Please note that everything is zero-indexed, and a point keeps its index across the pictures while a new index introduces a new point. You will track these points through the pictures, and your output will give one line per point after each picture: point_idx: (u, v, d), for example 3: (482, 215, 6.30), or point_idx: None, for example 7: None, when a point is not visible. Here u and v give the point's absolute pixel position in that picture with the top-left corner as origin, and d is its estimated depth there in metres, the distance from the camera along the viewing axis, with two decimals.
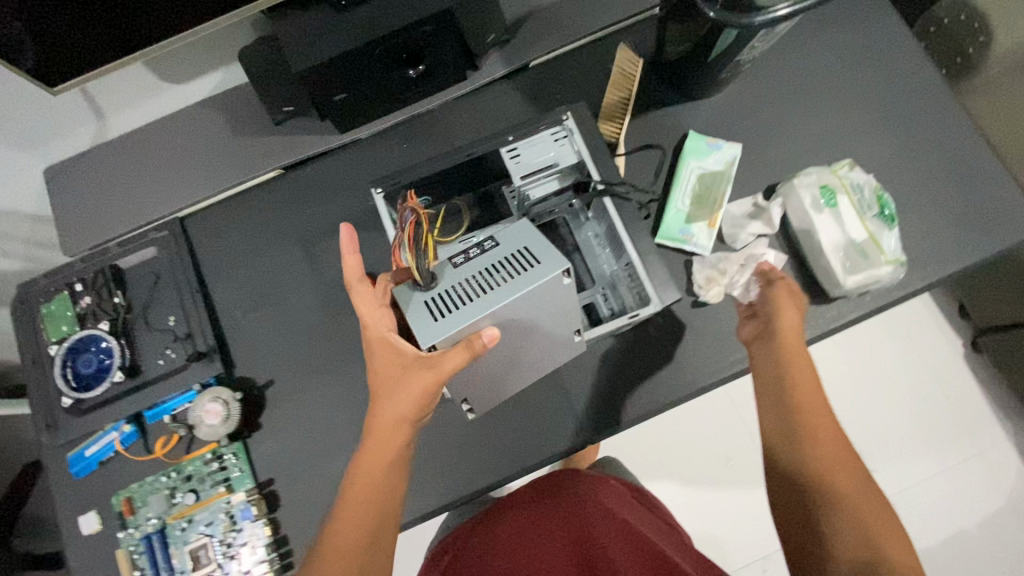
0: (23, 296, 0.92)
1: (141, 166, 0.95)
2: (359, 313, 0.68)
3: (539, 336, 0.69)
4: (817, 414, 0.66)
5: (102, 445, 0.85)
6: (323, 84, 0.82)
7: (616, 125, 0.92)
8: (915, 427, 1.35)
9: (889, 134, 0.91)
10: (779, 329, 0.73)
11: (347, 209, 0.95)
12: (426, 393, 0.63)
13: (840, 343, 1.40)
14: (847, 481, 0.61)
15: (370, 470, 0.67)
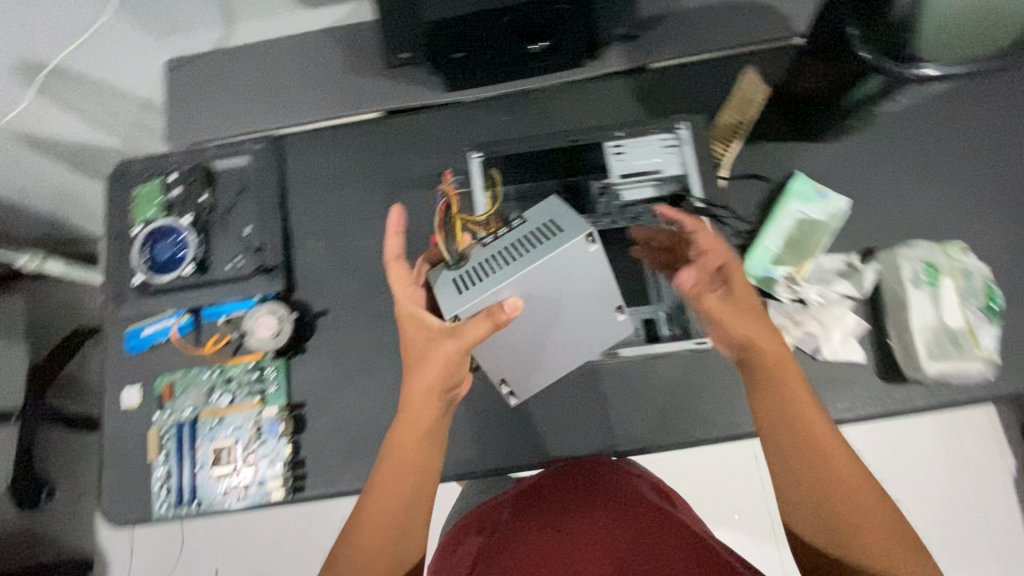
0: (121, 173, 0.97)
1: (255, 79, 0.98)
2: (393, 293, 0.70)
3: (581, 326, 0.68)
4: (814, 453, 0.60)
5: (159, 328, 0.90)
6: (446, 38, 0.82)
7: (726, 146, 0.88)
8: (943, 536, 1.27)
9: (1012, 227, 0.85)
10: (769, 355, 0.64)
11: (435, 166, 0.96)
12: (449, 361, 0.63)
13: (885, 429, 1.33)
14: (861, 526, 0.57)
15: (403, 445, 0.66)
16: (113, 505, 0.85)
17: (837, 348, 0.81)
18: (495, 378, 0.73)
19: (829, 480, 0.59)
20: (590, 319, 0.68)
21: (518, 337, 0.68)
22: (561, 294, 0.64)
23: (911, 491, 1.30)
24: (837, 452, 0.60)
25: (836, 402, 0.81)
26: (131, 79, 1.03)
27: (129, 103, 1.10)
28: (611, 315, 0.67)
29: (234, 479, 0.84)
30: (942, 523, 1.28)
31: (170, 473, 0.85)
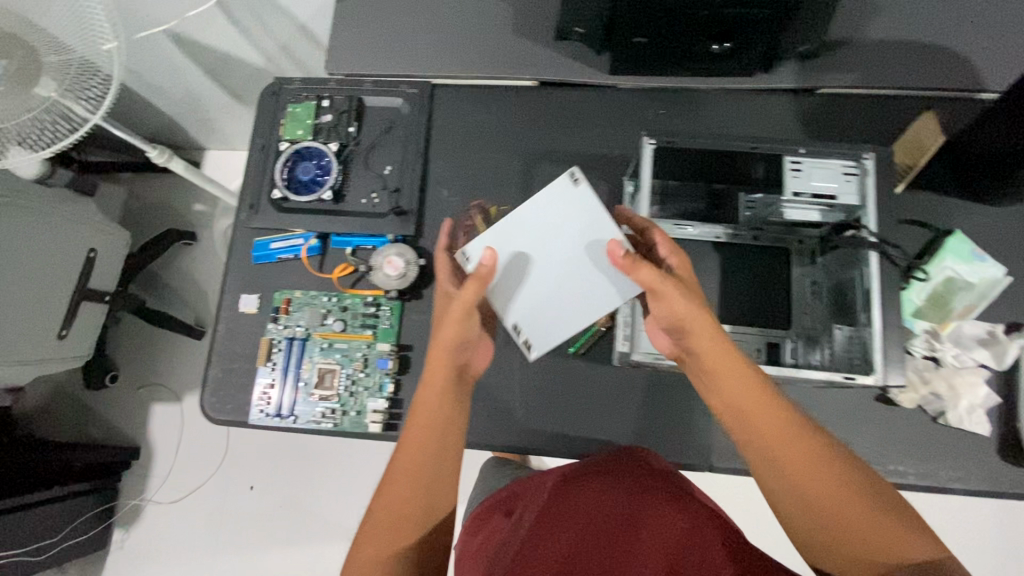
0: (276, 89, 0.99)
1: (419, 21, 0.98)
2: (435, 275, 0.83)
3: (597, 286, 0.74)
4: (781, 460, 0.59)
5: (288, 245, 0.93)
6: (635, 21, 0.81)
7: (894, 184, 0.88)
8: None
9: None
10: (704, 345, 0.63)
11: (580, 146, 0.95)
12: (463, 315, 0.70)
13: (946, 507, 1.29)
14: (847, 532, 0.56)
15: (430, 393, 0.69)
16: (213, 402, 0.88)
17: (963, 416, 0.78)
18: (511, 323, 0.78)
19: (805, 487, 0.57)
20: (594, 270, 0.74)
21: (552, 286, 0.75)
22: (533, 228, 0.75)
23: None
24: (797, 459, 0.58)
25: (946, 469, 0.79)
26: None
27: (286, 22, 1.12)
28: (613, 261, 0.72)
29: (333, 403, 0.86)
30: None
31: (273, 384, 0.88)
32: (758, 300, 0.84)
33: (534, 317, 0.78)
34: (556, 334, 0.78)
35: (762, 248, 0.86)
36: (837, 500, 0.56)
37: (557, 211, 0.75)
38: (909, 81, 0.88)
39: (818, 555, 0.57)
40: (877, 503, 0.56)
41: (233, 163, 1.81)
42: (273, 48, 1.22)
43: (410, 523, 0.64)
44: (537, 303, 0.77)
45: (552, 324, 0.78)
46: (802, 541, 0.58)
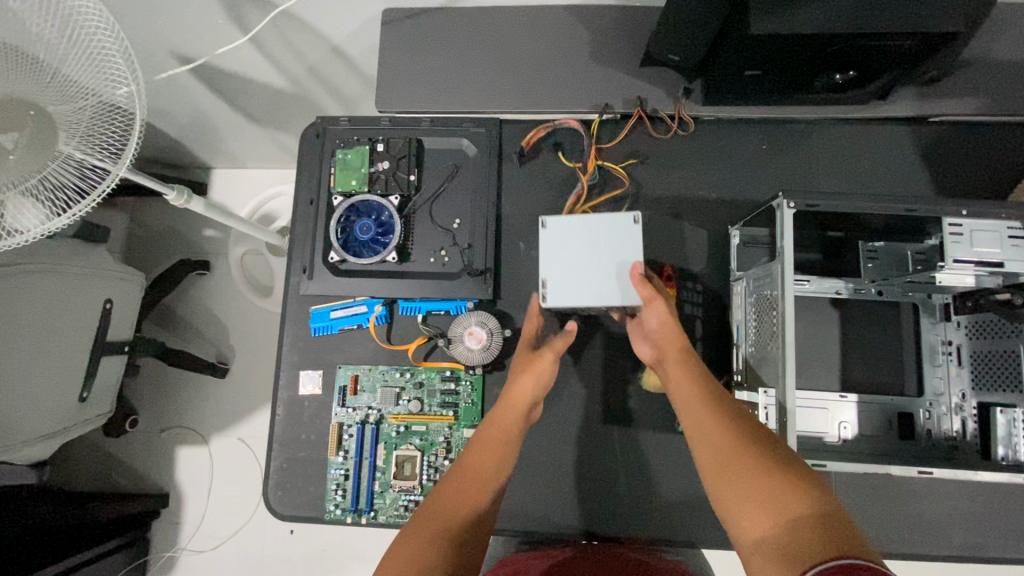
0: (322, 132, 0.87)
1: (479, 49, 0.86)
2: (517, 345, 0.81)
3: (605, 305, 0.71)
4: (707, 421, 0.61)
5: (350, 314, 0.82)
6: (751, 53, 0.71)
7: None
8: None
9: None
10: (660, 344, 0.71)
11: (671, 188, 0.85)
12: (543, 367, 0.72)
13: None
14: (749, 485, 0.54)
15: (523, 386, 0.72)
16: (280, 496, 0.79)
17: None
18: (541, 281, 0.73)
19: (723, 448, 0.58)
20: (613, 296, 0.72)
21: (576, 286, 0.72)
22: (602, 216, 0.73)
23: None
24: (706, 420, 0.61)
25: None
26: (334, 22, 0.90)
27: (319, 47, 0.98)
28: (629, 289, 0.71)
29: (416, 495, 0.77)
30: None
31: (347, 475, 0.79)
32: (882, 364, 0.77)
33: (558, 283, 0.71)
34: (570, 304, 0.71)
35: (886, 305, 0.77)
36: (727, 452, 0.57)
37: (608, 228, 0.73)
38: None
39: (737, 520, 0.54)
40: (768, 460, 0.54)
41: (243, 183, 1.67)
42: (299, 72, 1.08)
43: (460, 514, 0.61)
44: (566, 267, 0.72)
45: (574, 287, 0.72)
46: (728, 509, 0.55)
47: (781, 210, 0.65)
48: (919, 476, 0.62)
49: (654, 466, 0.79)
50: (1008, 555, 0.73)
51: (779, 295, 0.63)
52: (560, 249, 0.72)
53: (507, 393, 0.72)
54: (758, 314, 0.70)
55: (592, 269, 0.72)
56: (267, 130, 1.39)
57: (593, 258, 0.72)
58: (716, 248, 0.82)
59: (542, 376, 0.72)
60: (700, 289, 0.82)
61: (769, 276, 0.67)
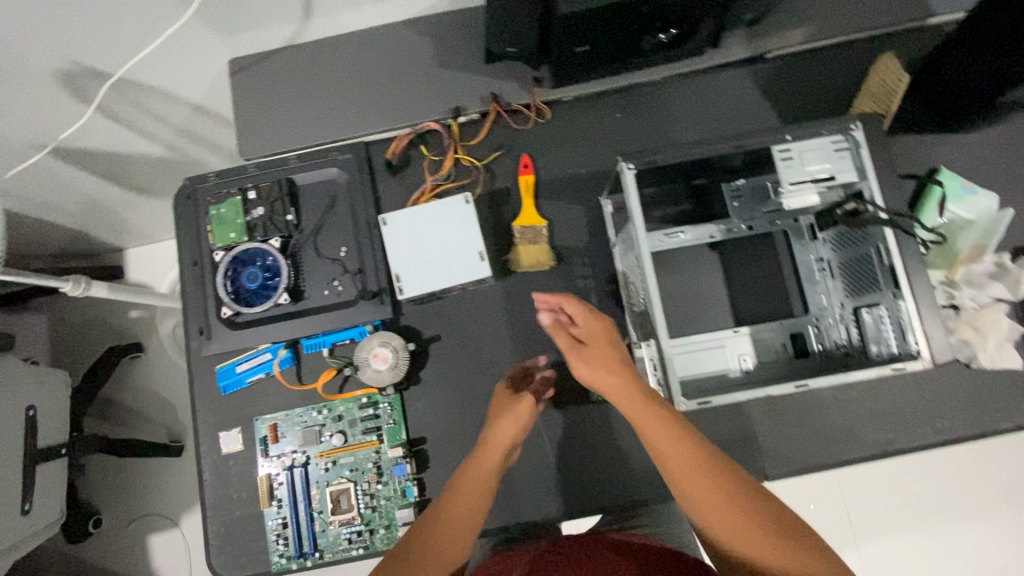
0: (192, 193, 0.86)
1: (332, 79, 0.88)
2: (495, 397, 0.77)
3: (451, 281, 0.76)
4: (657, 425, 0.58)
5: (255, 364, 0.82)
6: (573, 32, 0.73)
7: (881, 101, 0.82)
8: None
9: None
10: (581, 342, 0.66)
11: (545, 171, 0.87)
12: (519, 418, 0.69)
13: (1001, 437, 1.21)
14: (712, 500, 0.54)
15: (504, 431, 0.68)
16: (224, 560, 0.78)
17: (994, 355, 0.77)
18: (394, 272, 0.76)
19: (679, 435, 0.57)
20: (459, 271, 0.76)
21: (427, 273, 0.76)
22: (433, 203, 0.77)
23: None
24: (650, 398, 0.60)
25: (990, 413, 0.78)
26: (184, 82, 0.91)
27: (180, 108, 0.99)
28: (474, 262, 0.76)
29: (357, 525, 0.78)
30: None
31: (285, 523, 0.78)
32: (767, 293, 0.80)
33: (410, 272, 0.76)
34: (425, 287, 0.75)
35: (760, 238, 0.81)
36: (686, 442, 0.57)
37: (442, 209, 0.77)
38: (861, 25, 0.83)
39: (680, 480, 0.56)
40: (738, 486, 0.54)
41: (159, 258, 1.63)
42: (171, 136, 1.08)
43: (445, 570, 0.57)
44: (413, 259, 0.76)
45: (423, 274, 0.76)
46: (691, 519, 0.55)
47: (626, 174, 0.68)
48: (800, 390, 0.68)
49: (582, 440, 0.81)
50: (919, 442, 0.77)
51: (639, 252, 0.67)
52: (406, 240, 0.76)
53: (484, 436, 0.69)
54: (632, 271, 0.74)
55: (438, 249, 0.76)
56: (164, 200, 1.37)
57: (437, 244, 0.76)
58: (596, 219, 0.85)
59: (523, 420, 0.69)
60: (588, 261, 0.84)
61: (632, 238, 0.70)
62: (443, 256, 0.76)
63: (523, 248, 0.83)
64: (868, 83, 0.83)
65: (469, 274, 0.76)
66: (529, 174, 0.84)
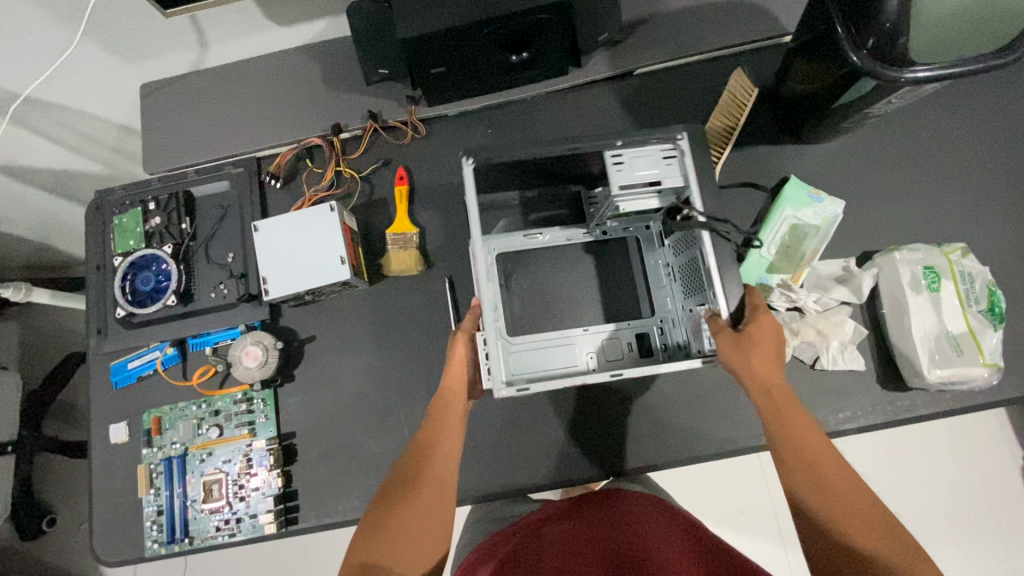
0: (100, 205, 0.95)
1: (229, 98, 0.96)
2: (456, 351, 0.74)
3: (311, 283, 0.81)
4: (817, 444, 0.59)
5: (145, 361, 0.89)
6: (423, 56, 0.80)
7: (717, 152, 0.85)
8: (972, 552, 1.15)
9: (1004, 214, 0.81)
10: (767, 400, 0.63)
11: (419, 182, 0.93)
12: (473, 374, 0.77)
13: (914, 442, 1.20)
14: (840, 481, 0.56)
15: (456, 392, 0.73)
16: (104, 544, 0.84)
17: (836, 357, 0.79)
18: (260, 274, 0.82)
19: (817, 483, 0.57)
20: (321, 274, 0.82)
21: (290, 275, 0.82)
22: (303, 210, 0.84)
23: (934, 498, 1.17)
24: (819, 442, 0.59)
25: (836, 413, 0.79)
26: (104, 103, 1.01)
27: (107, 126, 1.09)
28: (335, 266, 0.81)
29: (225, 513, 0.82)
30: (975, 528, 1.16)
31: (160, 510, 0.83)
32: (619, 296, 0.84)
33: (275, 274, 0.82)
34: (287, 289, 0.81)
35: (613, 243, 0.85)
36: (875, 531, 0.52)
37: (310, 217, 0.83)
38: (712, 42, 0.88)
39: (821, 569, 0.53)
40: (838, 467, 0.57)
41: None
42: (108, 153, 1.18)
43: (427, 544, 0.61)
44: (278, 262, 0.82)
45: (286, 276, 0.82)
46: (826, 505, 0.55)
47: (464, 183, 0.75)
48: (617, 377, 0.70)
49: None
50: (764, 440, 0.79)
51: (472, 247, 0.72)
52: (276, 244, 0.83)
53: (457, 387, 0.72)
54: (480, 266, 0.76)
55: (302, 254, 0.82)
56: None
57: (301, 249, 0.82)
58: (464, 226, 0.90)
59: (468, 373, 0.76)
60: (456, 266, 0.89)
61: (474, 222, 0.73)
62: (304, 260, 0.82)
63: (394, 254, 0.87)
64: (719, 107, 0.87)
65: (329, 276, 0.81)
66: (402, 185, 0.90)
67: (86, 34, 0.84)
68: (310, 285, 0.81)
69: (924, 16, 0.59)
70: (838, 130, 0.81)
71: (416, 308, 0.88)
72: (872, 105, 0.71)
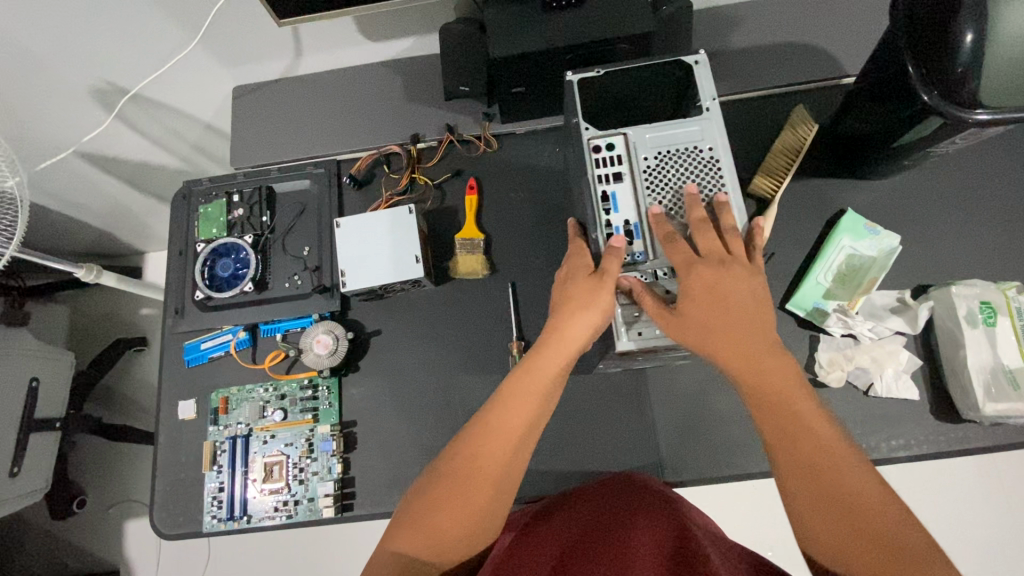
0: (188, 194, 1.01)
1: (316, 104, 1.03)
2: (589, 288, 0.63)
3: (387, 279, 0.86)
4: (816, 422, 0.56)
5: (217, 343, 0.93)
6: (508, 74, 0.87)
7: (779, 179, 0.88)
8: None
9: None
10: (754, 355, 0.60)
11: (489, 191, 0.98)
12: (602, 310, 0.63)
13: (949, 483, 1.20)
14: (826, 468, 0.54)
15: (575, 325, 0.64)
16: (164, 517, 0.87)
17: (890, 385, 0.81)
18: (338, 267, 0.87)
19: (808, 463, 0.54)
20: (396, 270, 0.86)
21: (365, 270, 0.86)
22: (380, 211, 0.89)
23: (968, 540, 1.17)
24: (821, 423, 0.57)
25: (890, 439, 0.80)
26: (196, 102, 1.09)
27: (193, 124, 1.16)
28: (410, 264, 0.86)
29: (284, 495, 0.84)
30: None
31: (221, 487, 0.86)
32: None
33: (352, 268, 0.87)
34: (364, 283, 0.86)
35: None
36: (863, 511, 0.51)
37: (387, 217, 0.88)
38: (775, 80, 0.94)
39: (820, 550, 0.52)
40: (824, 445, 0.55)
41: None
42: (187, 149, 1.25)
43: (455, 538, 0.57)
44: (356, 257, 0.87)
45: (363, 271, 0.86)
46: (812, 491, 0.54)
47: (711, 109, 0.65)
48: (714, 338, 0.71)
49: None
50: None
51: (723, 174, 0.64)
52: (354, 240, 0.87)
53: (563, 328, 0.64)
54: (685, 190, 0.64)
55: (378, 251, 0.87)
56: None
57: (379, 247, 0.87)
58: (530, 236, 0.95)
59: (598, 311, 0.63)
60: (519, 273, 0.93)
61: (689, 136, 0.64)
62: (381, 257, 0.87)
63: (462, 257, 0.92)
64: (779, 140, 0.91)
65: (405, 273, 0.86)
66: (473, 195, 0.95)
67: (199, 37, 0.92)
68: (385, 280, 0.86)
69: (994, 62, 0.63)
70: (898, 167, 0.85)
71: (480, 310, 0.92)
72: (934, 143, 0.75)
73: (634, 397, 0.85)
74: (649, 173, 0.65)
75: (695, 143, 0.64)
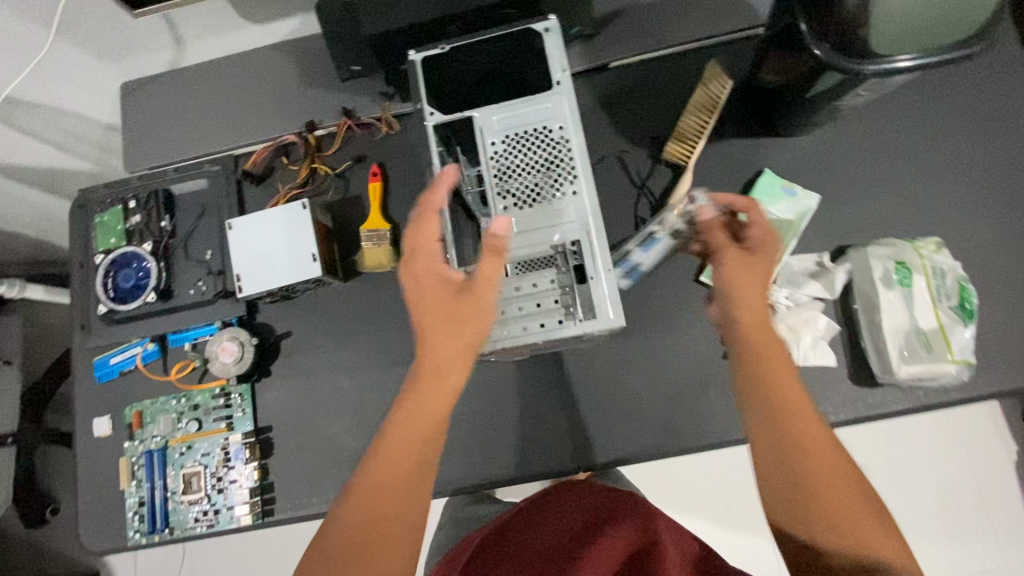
0: (83, 203, 0.95)
1: (205, 96, 0.97)
2: (453, 303, 0.57)
3: (285, 279, 0.82)
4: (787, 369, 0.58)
5: (125, 356, 0.91)
6: (391, 52, 0.80)
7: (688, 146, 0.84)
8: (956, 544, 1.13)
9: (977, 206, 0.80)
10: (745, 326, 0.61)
11: (394, 175, 0.93)
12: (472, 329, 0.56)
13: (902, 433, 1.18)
14: (800, 420, 0.55)
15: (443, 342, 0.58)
16: (91, 533, 0.87)
17: (807, 353, 0.78)
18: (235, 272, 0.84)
19: (775, 390, 0.57)
20: (293, 270, 0.83)
21: (263, 272, 0.83)
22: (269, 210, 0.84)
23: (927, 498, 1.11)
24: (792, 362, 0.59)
25: None
26: (85, 103, 1.03)
27: (91, 125, 1.10)
28: (306, 262, 0.82)
29: (204, 505, 0.84)
30: (989, 527, 1.09)
31: (141, 501, 0.85)
32: None
33: (251, 271, 0.83)
34: (262, 286, 0.83)
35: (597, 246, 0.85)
36: (833, 456, 0.54)
37: (281, 215, 0.84)
38: (684, 35, 0.87)
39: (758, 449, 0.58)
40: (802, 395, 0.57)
41: None
42: (94, 151, 1.20)
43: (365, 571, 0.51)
44: (253, 259, 0.83)
45: (261, 274, 0.83)
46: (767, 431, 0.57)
47: (561, 83, 0.60)
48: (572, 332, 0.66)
49: None
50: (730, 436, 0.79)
51: (574, 159, 0.59)
52: (250, 241, 0.84)
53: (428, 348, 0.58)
54: (533, 174, 0.59)
55: (275, 252, 0.83)
56: None
57: (274, 247, 0.83)
58: None
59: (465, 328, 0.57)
60: None
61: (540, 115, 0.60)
62: (277, 258, 0.83)
63: (367, 249, 0.87)
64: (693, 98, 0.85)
65: (303, 271, 0.82)
66: (376, 182, 0.90)
67: (62, 35, 0.85)
68: (284, 281, 0.82)
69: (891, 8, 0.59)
70: (812, 122, 0.80)
71: (389, 303, 0.89)
72: (840, 98, 0.70)
73: (548, 382, 0.83)
74: (497, 158, 0.60)
75: (545, 123, 0.60)
